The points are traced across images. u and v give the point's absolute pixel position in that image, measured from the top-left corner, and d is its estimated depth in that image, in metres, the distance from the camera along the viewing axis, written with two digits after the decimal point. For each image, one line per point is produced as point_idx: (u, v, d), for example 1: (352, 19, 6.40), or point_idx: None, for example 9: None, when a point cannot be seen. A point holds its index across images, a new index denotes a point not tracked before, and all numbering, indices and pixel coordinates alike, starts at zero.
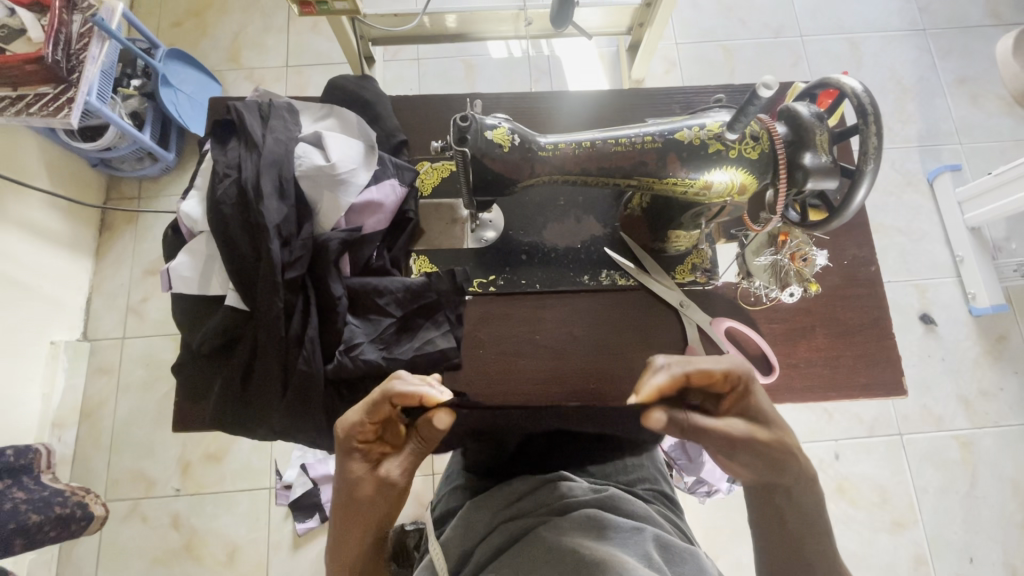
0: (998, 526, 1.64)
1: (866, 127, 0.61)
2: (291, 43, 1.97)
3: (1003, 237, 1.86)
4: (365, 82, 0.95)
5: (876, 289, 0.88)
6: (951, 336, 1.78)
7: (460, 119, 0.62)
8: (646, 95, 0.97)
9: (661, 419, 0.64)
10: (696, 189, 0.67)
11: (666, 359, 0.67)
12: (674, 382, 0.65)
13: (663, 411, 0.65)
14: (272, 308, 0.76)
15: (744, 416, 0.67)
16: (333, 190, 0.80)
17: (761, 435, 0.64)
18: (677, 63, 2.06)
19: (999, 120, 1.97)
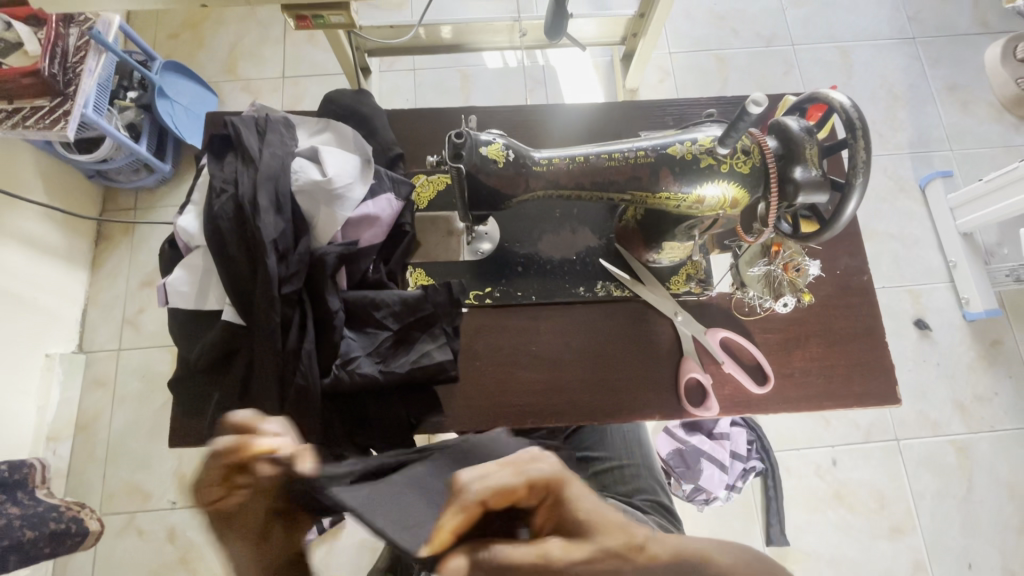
0: (995, 531, 1.64)
1: (855, 141, 0.62)
2: (288, 54, 1.98)
3: (994, 242, 1.88)
4: (361, 96, 0.95)
5: (870, 298, 0.89)
6: (945, 341, 1.79)
7: (454, 135, 0.63)
8: (639, 108, 0.99)
9: (456, 566, 0.48)
10: (689, 202, 0.68)
11: (459, 480, 0.52)
12: (467, 513, 0.50)
13: (462, 554, 0.48)
14: (268, 322, 0.76)
15: (560, 530, 0.51)
16: (329, 204, 0.81)
17: (586, 557, 0.49)
18: (671, 72, 2.08)
19: (989, 127, 2.00)
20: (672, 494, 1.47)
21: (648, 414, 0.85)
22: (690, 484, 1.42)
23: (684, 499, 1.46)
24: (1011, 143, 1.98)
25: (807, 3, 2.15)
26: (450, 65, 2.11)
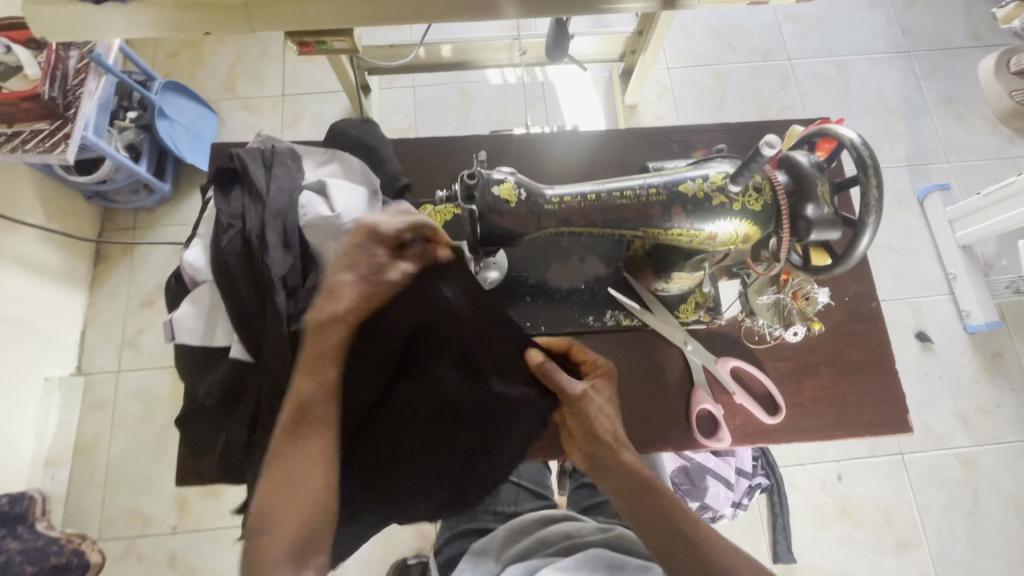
0: (1002, 545, 1.63)
1: (866, 179, 0.62)
2: (287, 72, 1.98)
3: (993, 254, 1.89)
4: (367, 125, 0.95)
5: (878, 324, 0.89)
6: (947, 353, 1.79)
7: (467, 176, 0.63)
8: (644, 135, 0.99)
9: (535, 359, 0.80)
10: (701, 238, 0.68)
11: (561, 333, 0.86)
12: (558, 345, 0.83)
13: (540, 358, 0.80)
14: (278, 360, 0.75)
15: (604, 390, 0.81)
16: (337, 239, 0.80)
17: (603, 408, 0.79)
18: (670, 87, 2.09)
19: (985, 139, 2.01)
20: None
21: (661, 446, 0.84)
22: (696, 502, 1.38)
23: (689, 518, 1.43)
24: (1007, 155, 2.00)
25: (803, 17, 2.17)
26: (450, 81, 2.11)
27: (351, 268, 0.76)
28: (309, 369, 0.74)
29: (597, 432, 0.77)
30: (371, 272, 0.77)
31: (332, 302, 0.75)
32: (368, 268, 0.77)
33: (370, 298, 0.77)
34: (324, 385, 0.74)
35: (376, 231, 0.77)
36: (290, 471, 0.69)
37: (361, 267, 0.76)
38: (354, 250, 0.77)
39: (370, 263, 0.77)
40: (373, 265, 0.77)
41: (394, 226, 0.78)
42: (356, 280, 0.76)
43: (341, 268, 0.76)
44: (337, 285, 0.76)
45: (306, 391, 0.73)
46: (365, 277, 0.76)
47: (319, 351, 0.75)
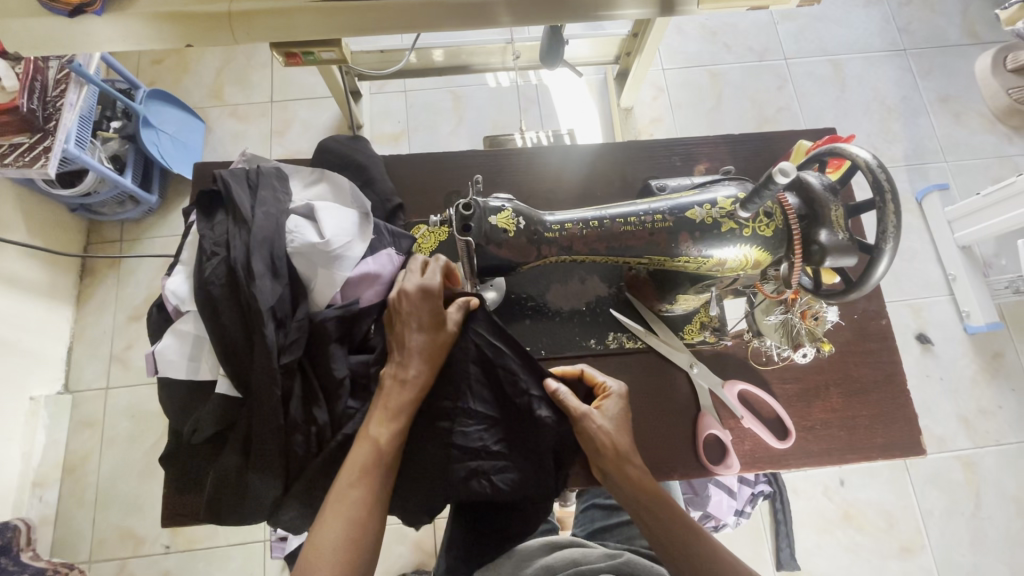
0: (1006, 547, 1.62)
1: (883, 205, 0.60)
2: (275, 79, 1.93)
3: (992, 254, 1.87)
4: (357, 143, 0.92)
5: (889, 343, 0.86)
6: (949, 355, 1.77)
7: (462, 206, 0.60)
8: (645, 148, 0.96)
9: (552, 384, 0.76)
10: (709, 264, 0.65)
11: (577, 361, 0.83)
12: (569, 371, 0.80)
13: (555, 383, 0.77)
14: (267, 396, 0.71)
15: (623, 418, 0.77)
16: (328, 266, 0.77)
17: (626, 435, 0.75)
18: (665, 89, 2.06)
19: (983, 138, 1.99)
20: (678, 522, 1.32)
21: (669, 474, 0.81)
22: (698, 512, 1.22)
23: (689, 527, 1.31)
24: (1005, 153, 1.98)
25: (799, 16, 2.14)
26: (441, 86, 2.07)
27: (418, 326, 0.73)
28: (390, 420, 0.70)
29: (607, 455, 0.73)
30: (440, 330, 0.74)
31: (406, 359, 0.72)
32: (437, 323, 0.73)
33: (440, 355, 0.74)
34: (398, 434, 0.70)
35: (435, 286, 0.73)
36: (351, 520, 0.65)
37: (429, 326, 0.73)
38: (422, 303, 0.73)
39: (439, 319, 0.74)
40: (444, 321, 0.74)
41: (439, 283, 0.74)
42: (428, 335, 0.73)
43: (418, 322, 0.73)
44: (411, 345, 0.72)
45: (379, 439, 0.69)
46: (437, 331, 0.73)
47: (394, 401, 0.71)
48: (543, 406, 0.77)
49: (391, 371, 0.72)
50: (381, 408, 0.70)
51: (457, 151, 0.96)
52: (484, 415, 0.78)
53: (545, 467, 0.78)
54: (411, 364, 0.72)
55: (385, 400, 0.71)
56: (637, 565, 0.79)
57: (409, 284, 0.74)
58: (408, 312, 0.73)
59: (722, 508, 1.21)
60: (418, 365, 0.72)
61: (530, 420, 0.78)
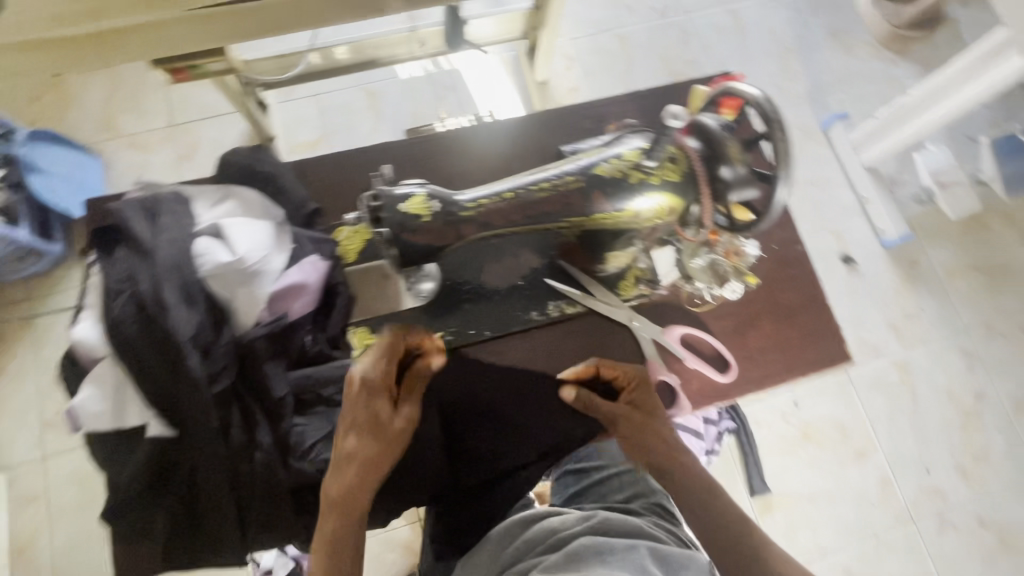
0: (943, 433, 1.78)
1: (774, 133, 0.62)
2: (171, 101, 1.81)
3: (896, 171, 1.98)
4: (258, 153, 0.87)
5: (807, 266, 0.91)
6: (871, 270, 1.91)
7: (372, 198, 0.59)
8: (556, 116, 0.96)
9: (570, 393, 0.80)
10: (627, 218, 0.66)
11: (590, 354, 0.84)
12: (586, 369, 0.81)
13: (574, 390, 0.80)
14: (205, 430, 0.70)
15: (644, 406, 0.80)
16: (246, 284, 0.73)
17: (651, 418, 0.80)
18: (577, 59, 2.08)
19: (872, 65, 2.12)
20: None
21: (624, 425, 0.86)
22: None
23: None
24: (893, 77, 2.12)
25: None
26: (351, 84, 2.00)
27: (355, 410, 0.71)
28: (332, 513, 0.68)
29: (649, 439, 0.79)
30: (378, 412, 0.71)
31: (341, 463, 0.70)
32: (373, 418, 0.71)
33: (381, 434, 0.71)
34: (347, 527, 0.69)
35: (371, 373, 0.71)
36: None
37: (365, 408, 0.71)
38: (359, 395, 0.71)
39: (377, 415, 0.71)
40: (379, 414, 0.71)
41: (376, 361, 0.71)
42: (362, 434, 0.70)
43: (352, 420, 0.71)
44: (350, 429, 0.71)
45: (327, 534, 0.68)
46: (373, 426, 0.70)
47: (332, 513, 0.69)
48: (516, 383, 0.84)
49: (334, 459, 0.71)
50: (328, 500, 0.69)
51: (370, 146, 0.93)
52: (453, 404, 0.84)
53: (526, 441, 0.85)
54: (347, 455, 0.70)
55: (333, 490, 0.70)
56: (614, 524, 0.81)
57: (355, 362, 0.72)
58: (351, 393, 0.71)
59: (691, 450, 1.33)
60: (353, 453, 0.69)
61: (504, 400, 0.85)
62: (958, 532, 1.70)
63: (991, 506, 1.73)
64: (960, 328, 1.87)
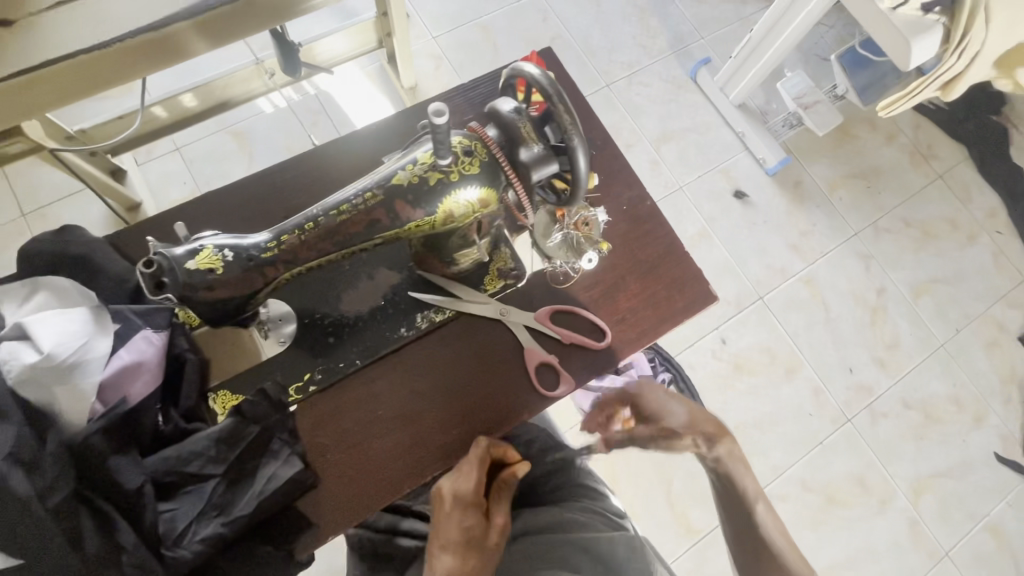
0: (858, 333, 1.89)
1: (557, 108, 0.62)
2: (12, 191, 1.65)
3: (764, 102, 2.07)
4: (65, 235, 0.80)
5: (658, 218, 0.94)
6: (762, 199, 1.99)
7: (145, 266, 0.57)
8: (388, 125, 0.93)
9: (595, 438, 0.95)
10: (441, 220, 0.66)
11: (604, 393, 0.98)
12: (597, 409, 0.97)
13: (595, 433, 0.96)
14: (49, 549, 0.62)
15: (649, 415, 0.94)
16: (64, 380, 0.68)
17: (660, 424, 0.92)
18: (443, 56, 2.03)
19: (722, 8, 2.21)
20: None
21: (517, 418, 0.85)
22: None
23: None
24: (744, 15, 2.22)
25: None
26: (216, 129, 1.87)
27: (456, 508, 0.75)
28: None
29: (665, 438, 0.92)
30: (474, 508, 0.75)
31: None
32: (468, 534, 0.73)
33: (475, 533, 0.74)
34: None
35: (465, 488, 0.76)
36: None
37: (459, 507, 0.75)
38: (453, 510, 0.75)
39: (470, 530, 0.74)
40: (474, 530, 0.74)
41: (480, 464, 0.78)
42: (459, 553, 0.72)
43: (447, 538, 0.73)
44: (449, 522, 0.74)
45: None
46: (469, 544, 0.73)
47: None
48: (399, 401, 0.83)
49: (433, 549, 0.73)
50: None
51: (201, 198, 0.88)
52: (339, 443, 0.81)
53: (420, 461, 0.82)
54: (440, 557, 0.72)
55: None
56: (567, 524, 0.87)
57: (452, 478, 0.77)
58: (450, 496, 0.76)
59: None
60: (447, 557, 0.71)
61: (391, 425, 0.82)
62: (889, 420, 1.81)
63: (913, 388, 1.85)
64: (852, 233, 1.98)
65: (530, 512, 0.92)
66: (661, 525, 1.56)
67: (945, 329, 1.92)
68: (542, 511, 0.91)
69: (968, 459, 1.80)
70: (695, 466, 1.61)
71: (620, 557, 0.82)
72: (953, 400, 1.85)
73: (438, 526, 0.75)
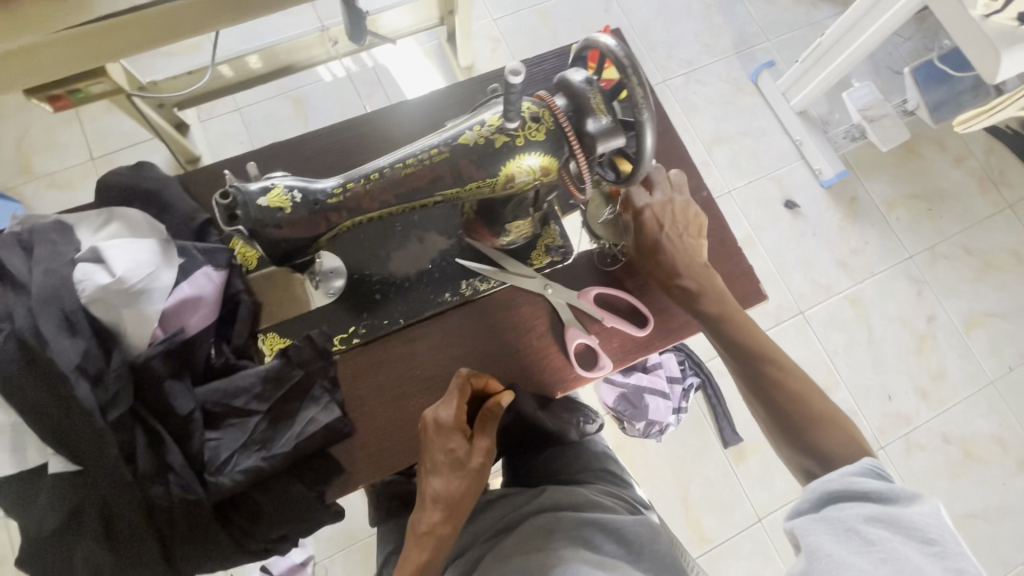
0: (901, 359, 1.81)
1: (629, 80, 0.61)
2: (87, 133, 1.73)
3: (827, 111, 2.00)
4: (140, 170, 0.84)
5: (712, 210, 0.93)
6: (815, 212, 1.92)
7: (222, 197, 0.60)
8: (449, 95, 0.94)
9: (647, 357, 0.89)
10: (502, 183, 0.67)
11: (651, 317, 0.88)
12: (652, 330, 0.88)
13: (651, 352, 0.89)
14: (105, 458, 0.68)
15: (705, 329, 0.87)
16: (131, 304, 0.71)
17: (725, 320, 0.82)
18: (501, 38, 2.02)
19: (793, 11, 2.12)
20: (630, 434, 1.52)
21: (552, 391, 0.86)
22: (642, 421, 1.48)
23: (642, 436, 1.51)
24: (815, 20, 2.12)
25: None
26: (276, 93, 1.91)
27: (441, 440, 0.76)
28: (434, 509, 0.76)
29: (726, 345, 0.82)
30: (456, 438, 0.76)
31: (428, 503, 0.77)
32: (454, 459, 0.76)
33: (460, 459, 0.76)
34: (445, 523, 0.76)
35: (445, 418, 0.76)
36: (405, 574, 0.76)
37: (443, 437, 0.76)
38: (436, 438, 0.76)
39: (454, 453, 0.76)
40: (457, 455, 0.76)
41: (455, 400, 0.76)
42: (446, 474, 0.76)
43: (433, 462, 0.77)
44: (434, 450, 0.76)
45: (437, 528, 0.76)
46: (454, 466, 0.76)
47: (421, 548, 0.76)
48: (441, 361, 0.85)
49: (424, 473, 0.78)
50: (432, 515, 0.76)
51: (275, 143, 0.91)
52: (378, 396, 0.83)
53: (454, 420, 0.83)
54: (430, 477, 0.77)
55: (429, 504, 0.76)
56: (594, 504, 0.88)
57: (435, 412, 0.77)
58: (434, 430, 0.76)
59: (660, 410, 1.47)
60: (436, 479, 0.76)
61: (431, 384, 0.84)
62: (926, 453, 1.74)
63: (955, 424, 1.77)
64: (906, 256, 1.90)
65: (558, 486, 0.92)
66: (675, 529, 1.54)
67: (997, 366, 1.82)
68: (571, 488, 0.90)
69: (1008, 505, 1.71)
70: (714, 473, 1.58)
71: (644, 537, 0.81)
72: (997, 441, 1.76)
73: (425, 453, 0.77)
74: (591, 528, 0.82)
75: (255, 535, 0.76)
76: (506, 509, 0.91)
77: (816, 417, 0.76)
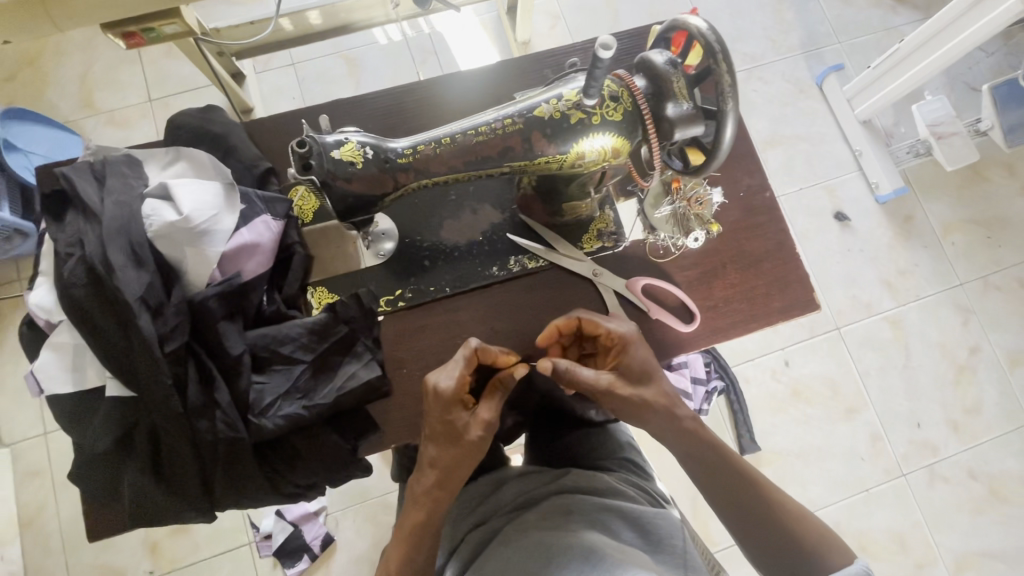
0: (936, 388, 1.75)
1: (717, 66, 0.59)
2: (148, 73, 1.76)
3: (892, 123, 1.91)
4: (209, 113, 0.86)
5: (774, 212, 0.90)
6: (865, 227, 1.85)
7: (297, 146, 0.61)
8: (515, 68, 0.93)
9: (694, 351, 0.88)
10: (570, 160, 0.66)
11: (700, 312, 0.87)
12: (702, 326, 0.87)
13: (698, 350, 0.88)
14: (159, 387, 0.71)
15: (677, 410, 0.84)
16: (194, 243, 0.73)
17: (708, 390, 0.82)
18: (561, 15, 1.95)
19: (870, 13, 2.01)
20: None
21: None
22: None
23: None
24: (892, 25, 2.01)
25: None
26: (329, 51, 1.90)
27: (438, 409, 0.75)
28: (428, 474, 0.77)
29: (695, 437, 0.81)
30: (455, 408, 0.75)
31: (425, 468, 0.77)
32: (450, 428, 0.75)
33: (455, 429, 0.75)
34: (434, 487, 0.76)
35: (444, 386, 0.75)
36: (405, 531, 0.77)
37: (439, 405, 0.75)
38: (435, 406, 0.75)
39: (451, 423, 0.75)
40: (455, 423, 0.75)
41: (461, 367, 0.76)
42: (441, 443, 0.76)
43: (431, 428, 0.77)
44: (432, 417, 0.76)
45: (429, 491, 0.77)
46: (449, 435, 0.76)
47: (418, 508, 0.77)
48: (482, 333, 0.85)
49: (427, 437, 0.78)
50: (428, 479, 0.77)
51: (343, 98, 0.91)
52: (417, 361, 0.84)
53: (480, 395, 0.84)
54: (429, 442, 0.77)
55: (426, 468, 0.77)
56: (614, 493, 0.88)
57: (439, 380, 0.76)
58: (433, 399, 0.75)
59: None
60: (433, 446, 0.77)
61: None
62: (948, 486, 1.69)
63: (983, 460, 1.71)
64: (956, 283, 1.82)
65: (580, 471, 0.93)
66: None
67: None
68: (594, 475, 0.91)
69: None
70: None
71: (662, 530, 0.81)
72: None
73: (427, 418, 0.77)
74: (609, 516, 0.82)
75: (288, 477, 0.79)
76: (528, 488, 0.91)
77: (798, 533, 0.76)
